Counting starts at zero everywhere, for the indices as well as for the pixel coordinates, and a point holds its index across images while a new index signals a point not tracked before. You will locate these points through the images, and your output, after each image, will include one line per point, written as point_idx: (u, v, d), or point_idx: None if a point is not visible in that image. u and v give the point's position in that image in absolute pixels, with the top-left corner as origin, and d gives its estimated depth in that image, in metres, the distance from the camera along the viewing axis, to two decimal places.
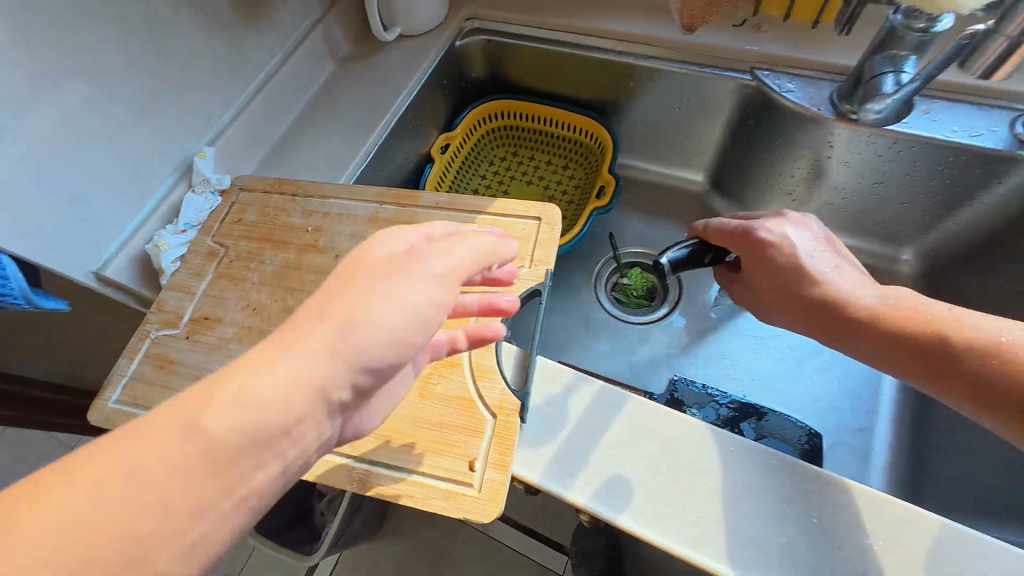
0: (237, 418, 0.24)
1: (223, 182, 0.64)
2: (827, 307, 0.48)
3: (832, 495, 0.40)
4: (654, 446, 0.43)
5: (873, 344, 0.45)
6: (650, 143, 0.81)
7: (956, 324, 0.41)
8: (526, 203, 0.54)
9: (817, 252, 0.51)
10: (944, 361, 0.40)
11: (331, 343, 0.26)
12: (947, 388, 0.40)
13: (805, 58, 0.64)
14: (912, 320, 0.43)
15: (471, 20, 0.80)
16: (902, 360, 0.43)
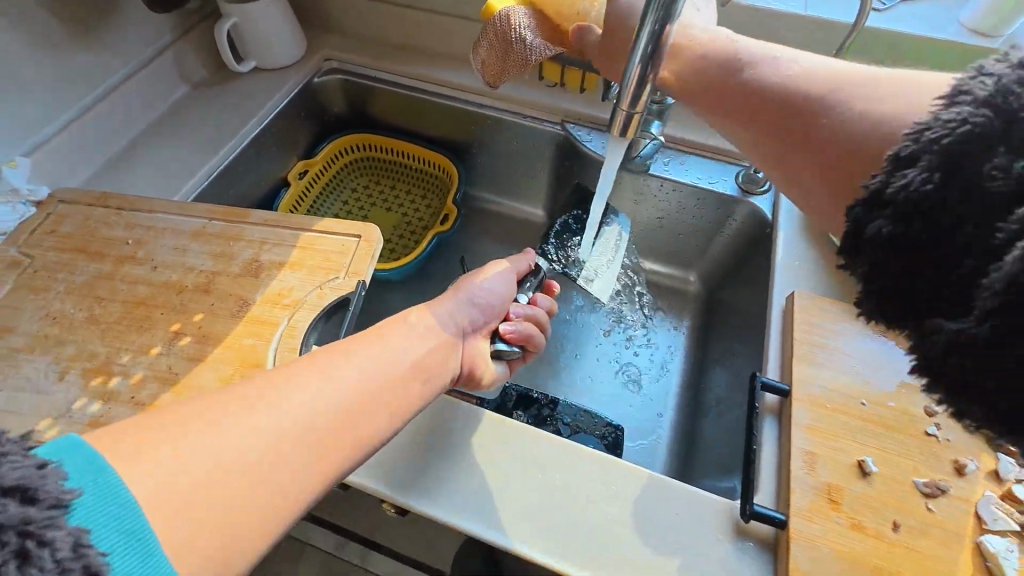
0: (292, 416, 0.35)
1: (36, 192, 0.62)
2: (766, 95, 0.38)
3: (638, 486, 0.47)
4: (498, 456, 0.49)
5: (756, 123, 0.39)
6: (496, 179, 0.91)
7: (849, 88, 0.33)
8: (349, 223, 0.61)
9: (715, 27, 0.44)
10: (815, 125, 0.34)
11: (354, 375, 0.39)
12: (805, 165, 0.35)
13: (600, 116, 0.79)
14: (799, 97, 0.35)
15: (329, 60, 0.87)
16: (772, 141, 0.37)
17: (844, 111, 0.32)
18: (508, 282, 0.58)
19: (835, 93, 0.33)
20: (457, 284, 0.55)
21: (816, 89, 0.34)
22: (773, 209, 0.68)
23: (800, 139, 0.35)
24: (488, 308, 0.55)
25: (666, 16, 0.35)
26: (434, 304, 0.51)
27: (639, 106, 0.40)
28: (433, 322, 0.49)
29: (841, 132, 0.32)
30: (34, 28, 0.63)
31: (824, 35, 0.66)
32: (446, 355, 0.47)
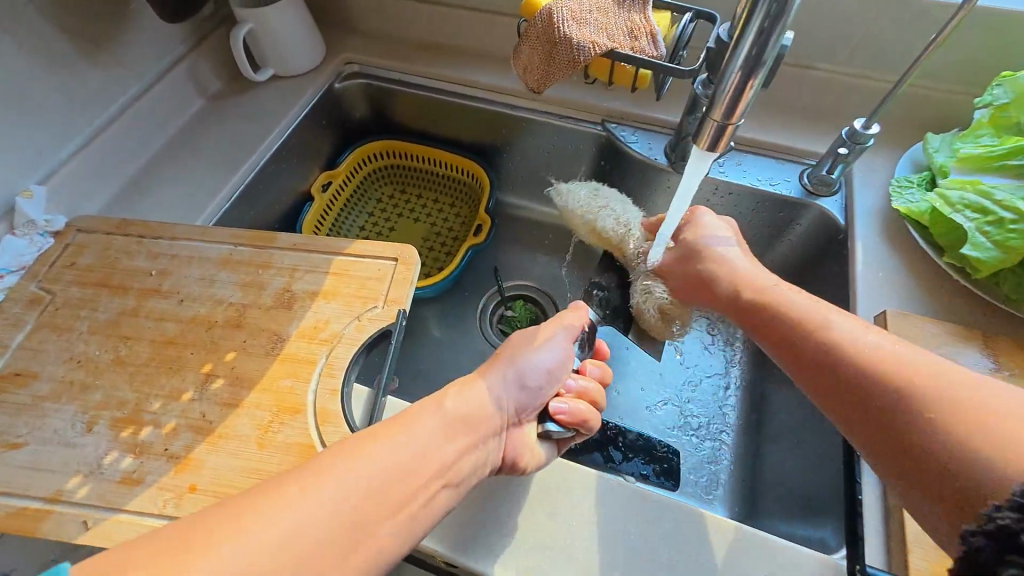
0: (263, 545, 0.28)
1: (54, 223, 0.59)
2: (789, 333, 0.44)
3: (741, 547, 0.42)
4: (575, 510, 0.44)
5: (766, 330, 0.46)
6: (529, 183, 0.85)
7: (840, 326, 0.41)
8: (384, 245, 0.56)
9: (732, 240, 0.56)
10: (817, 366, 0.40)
11: (351, 486, 0.32)
12: (817, 388, 0.40)
13: (645, 114, 0.73)
14: (809, 315, 0.43)
15: (350, 64, 0.82)
16: (787, 348, 0.43)
17: (841, 341, 0.39)
18: (565, 352, 0.49)
19: (869, 363, 0.37)
20: (502, 353, 0.47)
21: (860, 355, 0.38)
22: (845, 213, 0.61)
23: (811, 361, 0.41)
24: (539, 384, 0.46)
25: (780, 12, 0.31)
26: (470, 381, 0.43)
27: (733, 117, 0.36)
28: (465, 395, 0.41)
29: (831, 353, 0.39)
30: (41, 45, 0.58)
31: (907, 16, 0.58)
32: (476, 443, 0.40)
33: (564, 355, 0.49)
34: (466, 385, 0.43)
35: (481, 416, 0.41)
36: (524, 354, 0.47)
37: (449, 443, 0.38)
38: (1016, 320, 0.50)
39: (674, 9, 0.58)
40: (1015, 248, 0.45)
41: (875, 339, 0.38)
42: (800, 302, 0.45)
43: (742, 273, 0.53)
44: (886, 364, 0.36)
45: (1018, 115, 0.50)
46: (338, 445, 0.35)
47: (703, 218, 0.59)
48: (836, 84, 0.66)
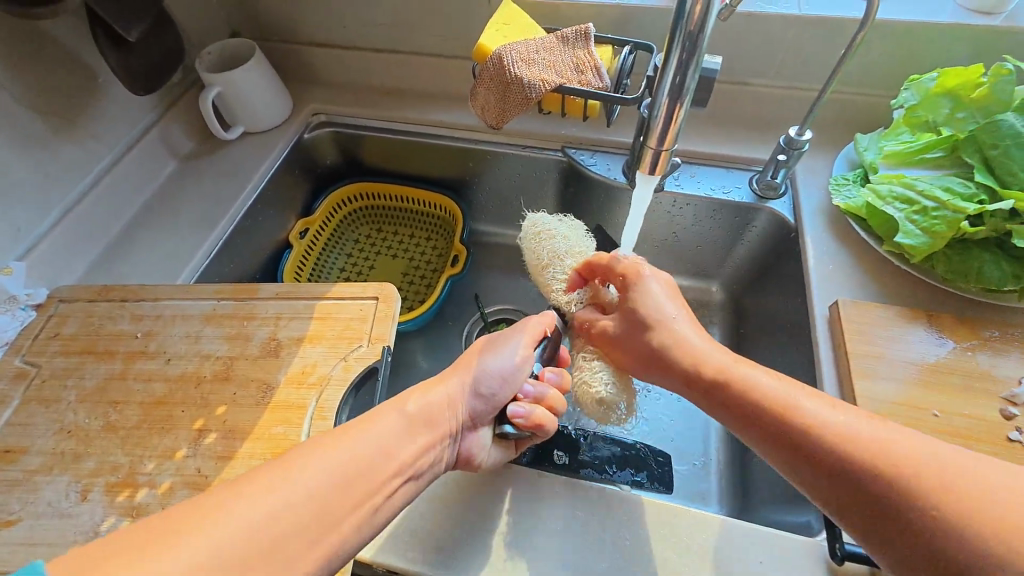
0: (244, 528, 0.30)
1: (35, 296, 0.60)
2: (743, 397, 0.41)
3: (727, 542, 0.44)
4: (557, 521, 0.46)
5: (735, 412, 0.41)
6: (500, 211, 0.89)
7: (810, 409, 0.37)
8: (363, 285, 0.58)
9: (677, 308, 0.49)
10: (792, 445, 0.37)
11: (326, 478, 0.34)
12: (809, 487, 0.36)
13: (601, 138, 0.77)
14: (780, 398, 0.39)
15: (317, 114, 0.86)
16: (771, 438, 0.38)
17: (824, 438, 0.36)
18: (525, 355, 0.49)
19: (839, 437, 0.35)
20: (460, 360, 0.48)
21: (819, 425, 0.36)
22: (794, 213, 0.66)
23: (801, 451, 0.36)
24: (495, 390, 0.47)
25: (694, 48, 0.35)
26: (433, 385, 0.44)
27: (666, 144, 0.40)
28: (427, 395, 0.43)
29: (834, 454, 0.35)
30: (12, 126, 0.60)
31: (823, 32, 0.64)
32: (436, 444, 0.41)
33: (521, 358, 0.49)
34: (428, 388, 0.44)
35: (443, 414, 0.42)
36: (480, 360, 0.47)
37: (416, 437, 0.40)
38: (957, 296, 0.55)
39: (615, 42, 0.63)
40: (940, 232, 0.49)
41: (837, 417, 0.36)
42: (757, 381, 0.41)
43: (695, 349, 0.45)
44: (854, 445, 0.34)
45: (928, 114, 0.54)
46: (310, 442, 0.36)
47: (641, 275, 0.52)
48: (772, 96, 0.71)
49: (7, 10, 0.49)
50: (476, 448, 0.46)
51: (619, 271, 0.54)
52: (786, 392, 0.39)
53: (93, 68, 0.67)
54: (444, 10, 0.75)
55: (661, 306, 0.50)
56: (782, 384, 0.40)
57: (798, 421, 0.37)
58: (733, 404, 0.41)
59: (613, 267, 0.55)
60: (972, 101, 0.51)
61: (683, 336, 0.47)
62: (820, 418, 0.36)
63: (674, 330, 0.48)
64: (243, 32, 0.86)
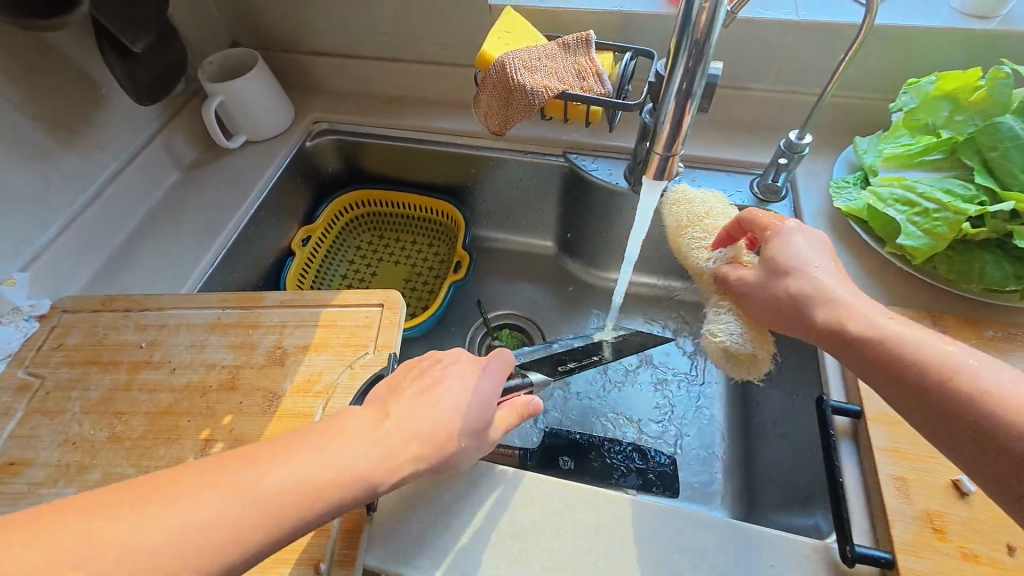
0: (164, 529, 0.28)
1: (38, 307, 0.59)
2: (901, 362, 0.39)
3: (736, 548, 0.44)
4: (565, 526, 0.46)
5: (838, 341, 0.43)
6: (502, 216, 0.89)
7: (983, 375, 0.35)
8: (369, 292, 0.58)
9: (814, 258, 0.47)
10: (894, 368, 0.39)
11: (266, 490, 0.31)
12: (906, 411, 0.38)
13: (602, 143, 0.78)
14: (947, 365, 0.37)
15: (319, 122, 0.86)
16: (869, 363, 0.41)
17: (934, 363, 0.37)
18: (499, 369, 0.43)
19: (1020, 413, 0.33)
20: (426, 372, 0.41)
21: (996, 399, 0.34)
22: (795, 216, 0.66)
23: (904, 382, 0.38)
24: (461, 412, 0.39)
25: (700, 54, 0.35)
26: (399, 388, 0.40)
27: (673, 148, 0.40)
28: (407, 397, 0.39)
29: (1004, 428, 0.34)
30: (16, 138, 0.60)
31: (822, 37, 0.65)
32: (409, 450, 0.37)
33: (493, 379, 0.42)
34: (396, 394, 0.39)
35: (422, 417, 0.38)
36: (451, 365, 0.42)
37: (380, 457, 0.35)
38: (959, 297, 0.55)
39: (616, 49, 0.64)
40: (942, 233, 0.50)
41: (1018, 393, 0.34)
42: (872, 311, 0.42)
43: (845, 305, 0.43)
44: None
45: (927, 117, 0.55)
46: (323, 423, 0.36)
47: (791, 236, 0.48)
48: (771, 101, 0.72)
49: (12, 22, 0.49)
50: (523, 408, 0.45)
51: (755, 224, 0.52)
52: (958, 360, 0.37)
53: (96, 80, 0.67)
54: (445, 19, 0.76)
55: (804, 267, 0.46)
56: (954, 348, 0.38)
57: (966, 390, 0.35)
58: (887, 366, 0.39)
59: (760, 224, 0.51)
60: (971, 104, 0.53)
61: (825, 282, 0.45)
62: (991, 387, 0.35)
63: (815, 281, 0.45)
64: (244, 42, 0.87)
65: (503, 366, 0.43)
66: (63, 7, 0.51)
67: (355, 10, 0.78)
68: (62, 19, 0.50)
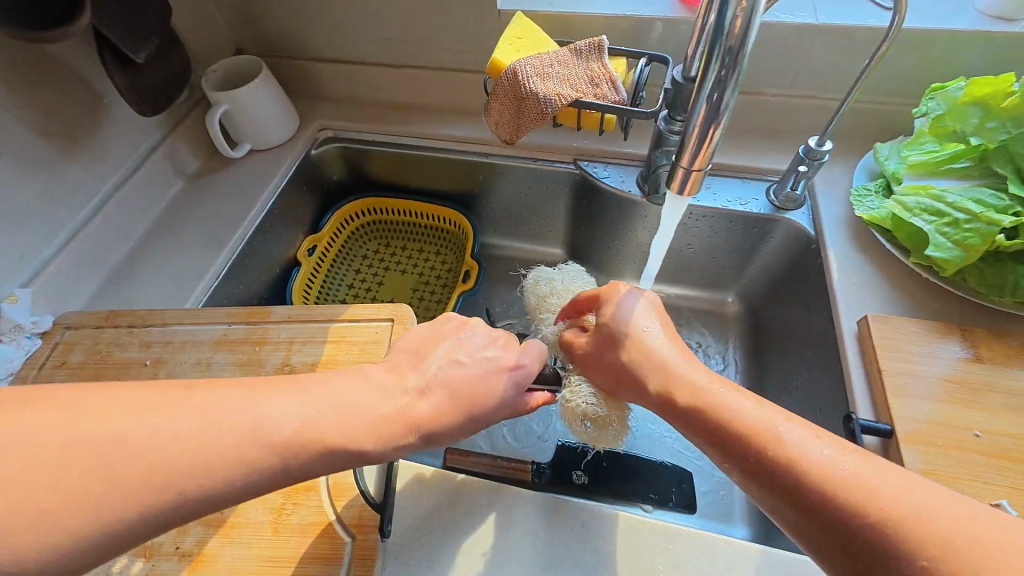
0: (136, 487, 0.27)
1: (41, 323, 0.58)
2: (723, 434, 0.37)
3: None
4: (586, 554, 0.44)
5: (718, 442, 0.37)
6: (511, 224, 0.87)
7: (792, 440, 0.34)
8: (378, 306, 0.56)
9: (656, 325, 0.47)
10: (789, 485, 0.32)
11: (244, 446, 0.30)
12: (803, 531, 0.32)
13: (613, 150, 0.76)
14: (770, 435, 0.35)
15: (324, 129, 0.85)
16: (765, 477, 0.34)
17: (834, 475, 0.31)
18: (528, 369, 0.42)
19: (826, 472, 0.31)
20: (450, 335, 0.42)
21: (807, 467, 0.32)
22: (814, 224, 0.64)
23: (796, 497, 0.32)
24: (490, 369, 0.40)
25: (733, 64, 0.35)
26: (424, 353, 0.40)
27: (699, 163, 0.40)
28: (440, 354, 0.40)
29: (845, 503, 0.30)
30: (19, 152, 0.59)
31: (843, 40, 0.63)
32: (445, 402, 0.38)
33: (511, 383, 0.41)
34: (420, 359, 0.40)
35: (465, 383, 0.39)
36: (478, 349, 0.41)
37: (364, 448, 0.34)
38: (988, 308, 0.54)
39: (629, 55, 0.62)
40: (974, 245, 0.48)
41: (824, 454, 0.32)
42: (741, 408, 0.37)
43: (671, 370, 0.42)
44: (841, 484, 0.31)
45: (955, 123, 0.54)
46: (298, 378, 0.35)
47: (623, 302, 0.49)
48: (787, 106, 0.70)
49: (14, 33, 0.48)
50: (542, 404, 0.45)
51: (597, 295, 0.52)
52: (788, 431, 0.35)
53: (98, 90, 0.66)
54: (453, 23, 0.74)
55: (642, 339, 0.46)
56: (768, 415, 0.36)
57: (783, 457, 0.33)
58: (724, 443, 0.36)
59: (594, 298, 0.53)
60: (1002, 110, 0.51)
61: (665, 361, 0.43)
62: (801, 461, 0.33)
63: (651, 351, 0.45)
64: (248, 48, 0.85)
65: (532, 365, 0.43)
66: (68, 18, 0.49)
67: (361, 15, 0.76)
68: (66, 28, 0.49)
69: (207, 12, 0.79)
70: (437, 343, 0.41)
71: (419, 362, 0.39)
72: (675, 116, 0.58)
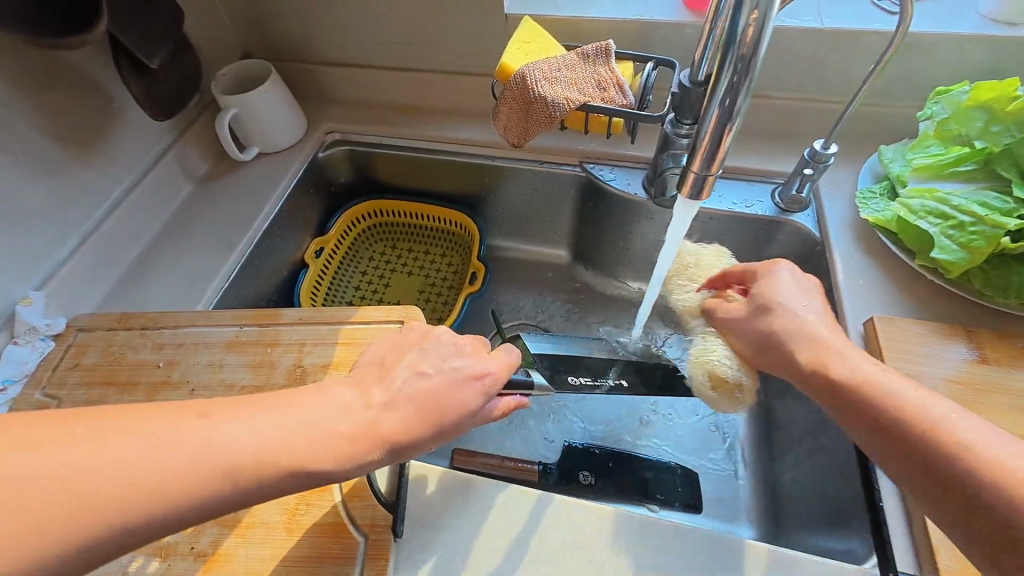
0: None
1: (55, 326, 0.60)
2: (853, 391, 0.39)
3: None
4: (596, 553, 0.45)
5: (854, 406, 0.39)
6: (517, 226, 0.88)
7: (916, 403, 0.36)
8: (388, 309, 0.57)
9: (809, 298, 0.48)
10: (932, 452, 0.34)
11: None
12: (910, 480, 0.35)
13: (619, 153, 0.77)
14: (895, 398, 0.37)
15: (332, 132, 0.85)
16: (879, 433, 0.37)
17: (953, 437, 0.33)
18: (495, 377, 0.41)
19: (947, 434, 0.34)
20: (416, 343, 0.41)
21: (926, 426, 0.35)
22: (819, 226, 0.65)
23: (909, 451, 0.35)
24: (455, 378, 0.39)
25: (745, 70, 0.35)
26: (389, 365, 0.39)
27: (709, 167, 0.40)
28: (400, 363, 0.39)
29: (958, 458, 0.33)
30: (32, 156, 0.59)
31: (848, 44, 0.63)
32: (419, 410, 0.37)
33: (479, 393, 0.40)
34: (386, 371, 0.39)
35: (429, 391, 0.38)
36: (445, 359, 0.40)
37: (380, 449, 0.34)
38: (993, 310, 0.54)
39: (636, 59, 0.63)
40: (978, 248, 0.49)
41: (950, 419, 0.34)
42: (876, 373, 0.39)
43: (815, 336, 0.44)
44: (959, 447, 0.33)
45: (960, 127, 0.54)
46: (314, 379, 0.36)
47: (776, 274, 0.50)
48: (793, 109, 0.71)
49: (32, 41, 0.48)
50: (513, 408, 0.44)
51: (750, 271, 0.53)
52: (918, 396, 0.37)
53: (110, 95, 0.66)
54: (461, 27, 0.75)
55: (791, 311, 0.47)
56: (907, 383, 0.38)
57: (903, 413, 0.36)
58: (850, 398, 0.39)
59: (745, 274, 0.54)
60: (1007, 114, 0.51)
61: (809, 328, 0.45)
62: (923, 422, 0.35)
63: (796, 321, 0.46)
64: (256, 52, 0.86)
65: (499, 372, 0.41)
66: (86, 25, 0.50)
67: (369, 19, 0.77)
68: (85, 36, 0.50)
69: (216, 16, 0.79)
70: (410, 351, 0.40)
71: (384, 371, 0.38)
72: (682, 119, 0.59)
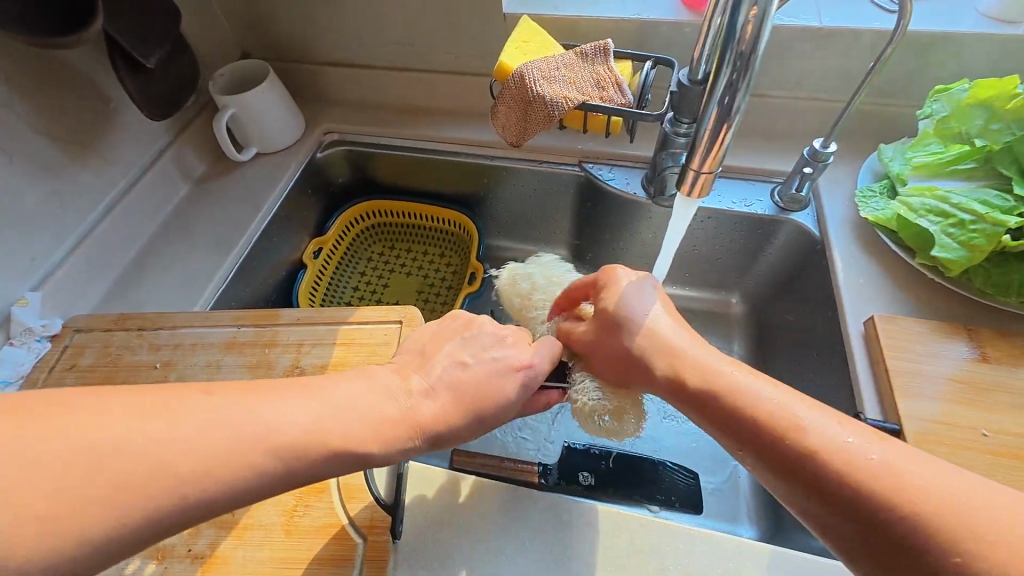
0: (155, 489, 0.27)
1: (51, 326, 0.59)
2: (730, 410, 0.38)
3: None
4: (596, 554, 0.44)
5: (714, 416, 0.39)
6: (516, 226, 0.88)
7: (811, 425, 0.34)
8: (387, 309, 0.57)
9: (663, 315, 0.47)
10: (799, 464, 0.33)
11: (262, 447, 0.30)
12: (815, 507, 0.32)
13: (619, 153, 0.77)
14: (780, 414, 0.35)
15: (330, 132, 0.85)
16: (776, 459, 0.34)
17: (854, 465, 0.31)
18: (536, 369, 0.43)
19: (869, 463, 0.31)
20: (463, 332, 0.43)
21: (820, 450, 0.33)
22: (819, 225, 0.65)
23: (798, 471, 0.33)
24: (495, 368, 0.41)
25: (745, 68, 0.35)
26: (430, 355, 0.41)
27: (710, 165, 0.40)
28: (444, 351, 0.41)
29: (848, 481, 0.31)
30: (29, 156, 0.59)
31: (848, 43, 0.63)
32: (435, 402, 0.37)
33: (518, 383, 0.41)
34: (425, 360, 0.40)
35: (467, 382, 0.39)
36: (486, 350, 0.42)
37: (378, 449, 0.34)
38: (994, 308, 0.54)
39: (635, 58, 0.63)
40: (979, 246, 0.49)
41: (835, 439, 0.33)
42: (756, 394, 0.37)
43: (679, 355, 0.43)
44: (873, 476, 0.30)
45: (960, 125, 0.54)
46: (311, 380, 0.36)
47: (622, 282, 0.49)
48: (792, 108, 0.71)
49: (28, 40, 0.48)
50: None
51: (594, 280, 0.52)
52: (792, 413, 0.35)
53: (107, 95, 0.66)
54: (459, 27, 0.74)
55: (639, 327, 0.46)
56: (783, 399, 0.36)
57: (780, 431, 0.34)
58: (731, 417, 0.38)
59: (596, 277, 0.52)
60: (1007, 113, 0.51)
61: (668, 343, 0.44)
62: (814, 446, 0.33)
63: (655, 335, 0.45)
64: (254, 53, 0.86)
65: (542, 364, 0.43)
66: (81, 23, 0.50)
67: (367, 19, 0.77)
68: (80, 35, 0.49)
69: (213, 16, 0.79)
70: (448, 342, 0.41)
71: (426, 361, 0.40)
72: (681, 118, 0.59)
